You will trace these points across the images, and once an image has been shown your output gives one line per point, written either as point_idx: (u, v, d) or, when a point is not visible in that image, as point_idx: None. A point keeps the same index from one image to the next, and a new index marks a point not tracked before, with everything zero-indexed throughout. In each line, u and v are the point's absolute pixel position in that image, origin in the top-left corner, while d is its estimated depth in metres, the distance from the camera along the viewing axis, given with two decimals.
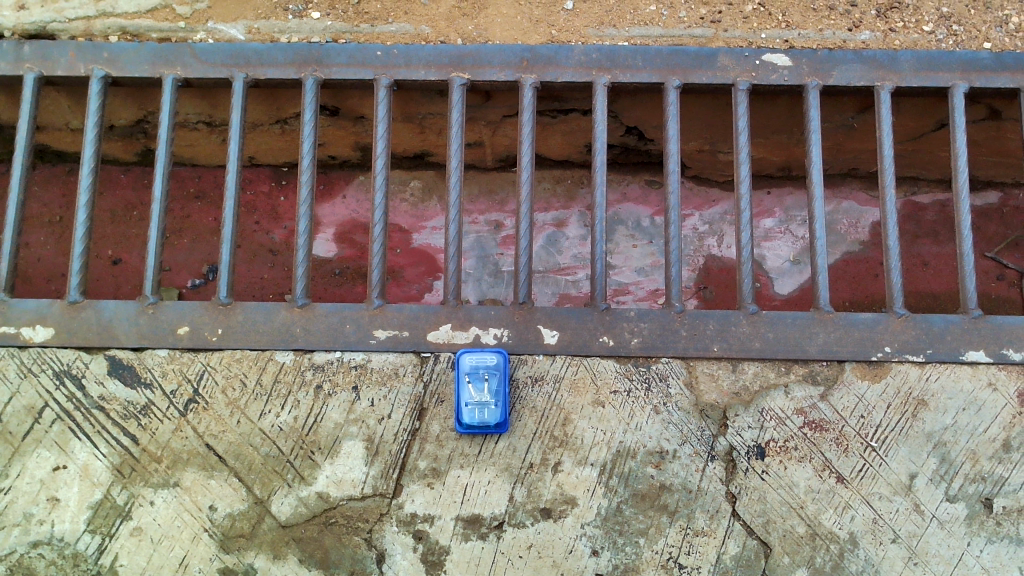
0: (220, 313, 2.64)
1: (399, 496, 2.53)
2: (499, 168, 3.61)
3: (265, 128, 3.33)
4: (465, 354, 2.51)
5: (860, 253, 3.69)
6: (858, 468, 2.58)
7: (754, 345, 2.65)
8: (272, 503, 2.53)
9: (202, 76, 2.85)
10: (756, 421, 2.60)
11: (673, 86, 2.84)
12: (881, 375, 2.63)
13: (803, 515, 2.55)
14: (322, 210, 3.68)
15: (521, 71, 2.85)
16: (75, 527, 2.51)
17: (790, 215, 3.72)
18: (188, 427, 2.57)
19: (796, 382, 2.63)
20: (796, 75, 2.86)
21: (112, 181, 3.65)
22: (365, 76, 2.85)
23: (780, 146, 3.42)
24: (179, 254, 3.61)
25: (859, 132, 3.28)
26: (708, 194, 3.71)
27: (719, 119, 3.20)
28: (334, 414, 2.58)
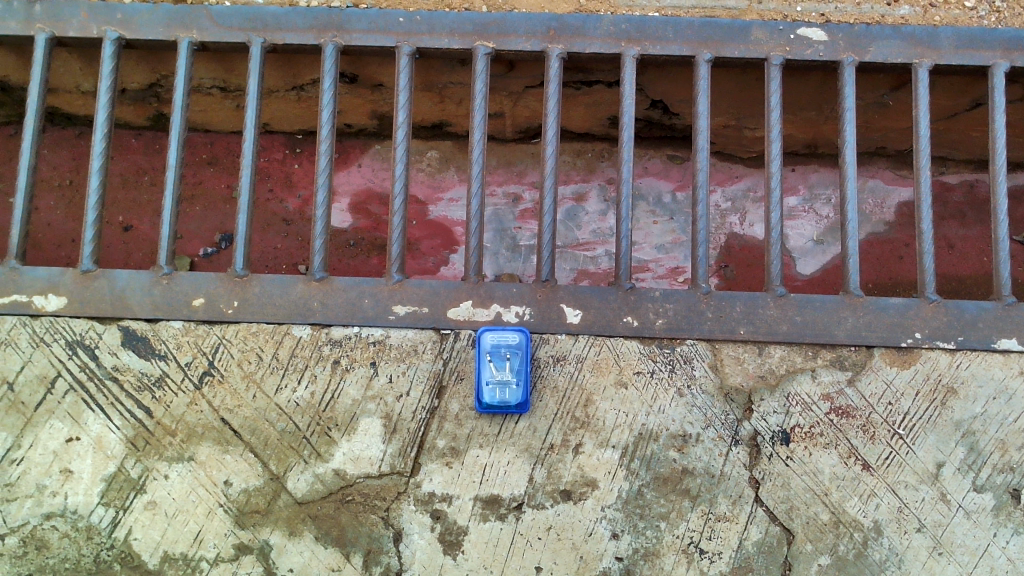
0: (236, 286, 2.58)
1: (417, 475, 2.50)
2: (519, 140, 3.53)
3: (281, 94, 3.25)
4: (486, 333, 2.45)
5: (884, 234, 3.62)
6: (885, 455, 2.53)
7: (781, 328, 2.59)
8: (289, 479, 2.49)
9: (219, 40, 2.77)
10: (782, 406, 2.55)
11: (704, 60, 2.74)
12: (910, 361, 2.58)
13: (827, 502, 2.51)
14: (337, 179, 3.60)
15: (548, 41, 2.75)
16: (89, 500, 2.47)
17: (814, 193, 3.65)
18: (203, 401, 2.53)
19: (823, 366, 2.58)
20: (832, 50, 2.77)
21: (123, 146, 3.58)
22: (386, 43, 2.75)
23: (808, 123, 3.34)
24: (191, 222, 3.54)
25: (892, 109, 3.19)
26: (731, 170, 3.63)
27: (748, 94, 3.11)
28: (351, 390, 2.53)
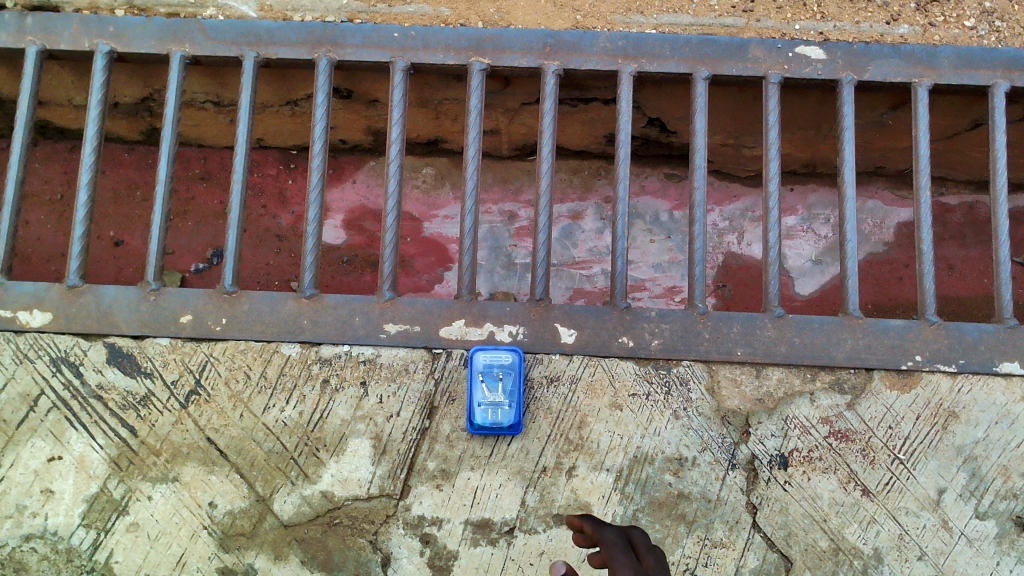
0: (224, 302, 2.54)
1: (406, 498, 2.44)
2: (515, 157, 3.50)
3: (275, 109, 3.22)
4: (477, 351, 2.42)
5: (884, 255, 3.58)
6: (885, 481, 2.47)
7: (779, 350, 2.54)
8: (275, 501, 2.43)
9: (211, 54, 2.74)
10: (780, 430, 2.50)
11: (702, 78, 2.71)
12: (911, 385, 2.53)
13: (826, 529, 2.45)
14: (331, 195, 3.56)
15: (544, 57, 2.72)
16: (69, 521, 2.41)
17: (813, 213, 3.61)
18: (189, 419, 2.47)
19: (822, 390, 2.53)
20: (830, 69, 2.74)
21: (115, 160, 3.55)
22: (380, 58, 2.72)
23: (807, 142, 3.31)
24: (182, 237, 3.50)
25: (892, 129, 3.17)
26: (729, 189, 3.60)
27: (747, 113, 3.09)
28: (340, 411, 2.48)
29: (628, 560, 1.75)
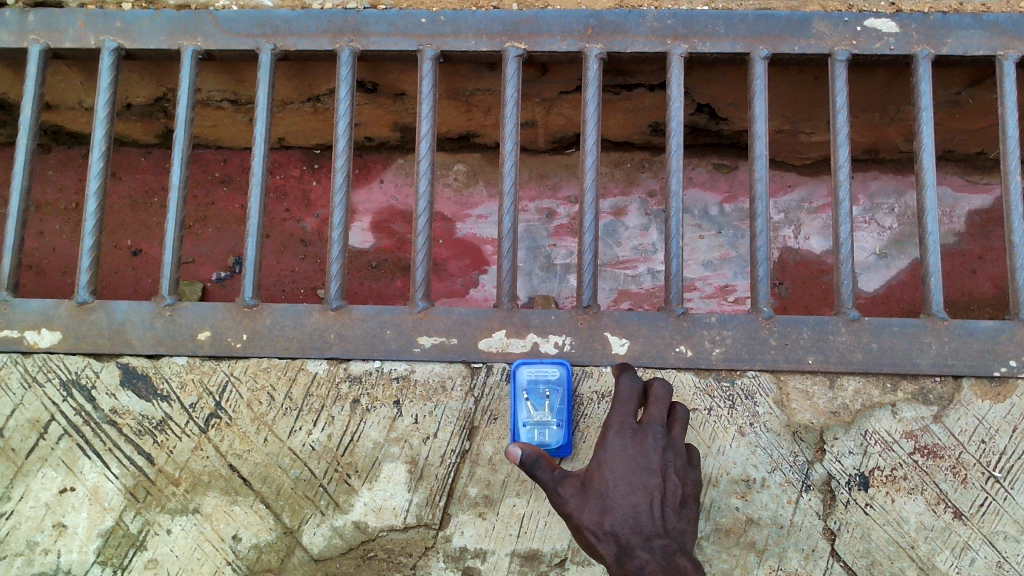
0: (245, 317, 2.34)
1: (446, 527, 2.22)
2: (552, 151, 3.27)
3: (296, 106, 3.02)
4: (520, 366, 2.19)
5: (955, 246, 3.29)
6: (980, 502, 2.22)
7: (855, 357, 2.29)
8: (304, 534, 2.23)
9: (225, 48, 2.54)
10: (859, 446, 2.25)
11: (760, 57, 2.46)
12: (1005, 394, 2.27)
13: (914, 556, 2.20)
14: (357, 196, 3.36)
15: (585, 40, 2.48)
16: (83, 558, 2.23)
17: (876, 202, 3.34)
18: (210, 445, 2.28)
19: (904, 401, 2.28)
20: (904, 43, 2.47)
21: (131, 164, 3.38)
22: (407, 46, 2.51)
23: (870, 125, 3.04)
24: (203, 244, 3.32)
25: (967, 108, 2.89)
26: (783, 178, 3.33)
27: (806, 95, 2.82)
28: (372, 433, 2.27)
29: (626, 412, 1.90)
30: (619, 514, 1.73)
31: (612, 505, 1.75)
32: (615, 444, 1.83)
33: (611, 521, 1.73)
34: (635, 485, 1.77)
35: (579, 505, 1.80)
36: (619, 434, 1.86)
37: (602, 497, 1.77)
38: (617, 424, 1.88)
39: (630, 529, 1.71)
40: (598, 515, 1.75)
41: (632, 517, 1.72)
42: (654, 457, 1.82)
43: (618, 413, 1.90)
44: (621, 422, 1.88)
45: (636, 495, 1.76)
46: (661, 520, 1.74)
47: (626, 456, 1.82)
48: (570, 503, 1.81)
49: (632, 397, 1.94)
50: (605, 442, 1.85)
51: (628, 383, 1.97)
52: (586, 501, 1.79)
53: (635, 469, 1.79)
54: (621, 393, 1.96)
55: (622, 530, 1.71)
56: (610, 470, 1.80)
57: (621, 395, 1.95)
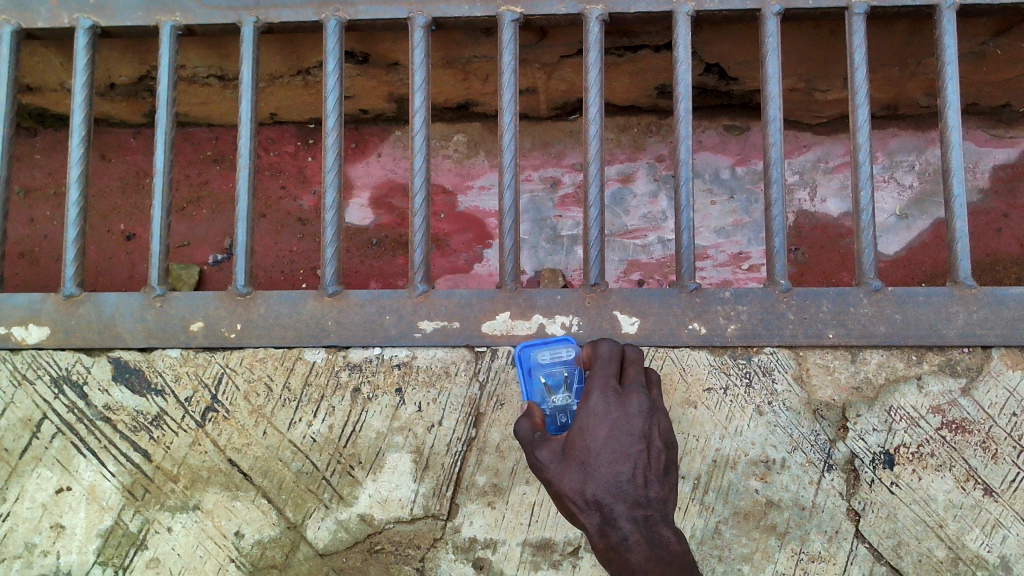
0: (238, 306, 2.24)
1: (454, 518, 2.15)
2: (555, 117, 3.13)
3: (286, 80, 2.89)
4: (529, 349, 2.00)
5: (979, 204, 3.15)
6: (1011, 478, 2.12)
7: (878, 330, 2.17)
8: (308, 528, 2.16)
9: (206, 23, 2.41)
10: (883, 423, 2.15)
11: (772, 13, 2.31)
12: None
13: (943, 536, 2.10)
14: (355, 171, 3.24)
15: (585, 1, 2.34)
16: (83, 559, 2.17)
17: (896, 160, 3.19)
18: (208, 440, 2.20)
19: (931, 374, 2.17)
20: None
21: (121, 146, 3.27)
22: (398, 15, 2.37)
23: (889, 80, 2.89)
24: (198, 226, 3.23)
25: (992, 59, 2.73)
26: (798, 138, 3.19)
27: (821, 50, 2.67)
28: (375, 422, 2.19)
29: (607, 374, 1.85)
30: (601, 481, 1.68)
31: (594, 473, 1.69)
32: (598, 408, 1.76)
33: (593, 490, 1.68)
34: (619, 454, 1.71)
35: (559, 471, 1.74)
36: (602, 398, 1.79)
37: (583, 464, 1.71)
38: (600, 385, 1.82)
39: (613, 496, 1.67)
40: (580, 483, 1.70)
41: (615, 486, 1.67)
42: (638, 422, 1.76)
43: (598, 376, 1.85)
44: (603, 383, 1.83)
45: (621, 463, 1.70)
46: (643, 486, 1.69)
47: (609, 421, 1.75)
48: (550, 470, 1.75)
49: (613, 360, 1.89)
50: (587, 404, 1.78)
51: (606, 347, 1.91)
52: (566, 467, 1.73)
53: (620, 435, 1.73)
54: (602, 355, 1.91)
55: (606, 500, 1.67)
56: (592, 437, 1.73)
57: (600, 357, 1.90)
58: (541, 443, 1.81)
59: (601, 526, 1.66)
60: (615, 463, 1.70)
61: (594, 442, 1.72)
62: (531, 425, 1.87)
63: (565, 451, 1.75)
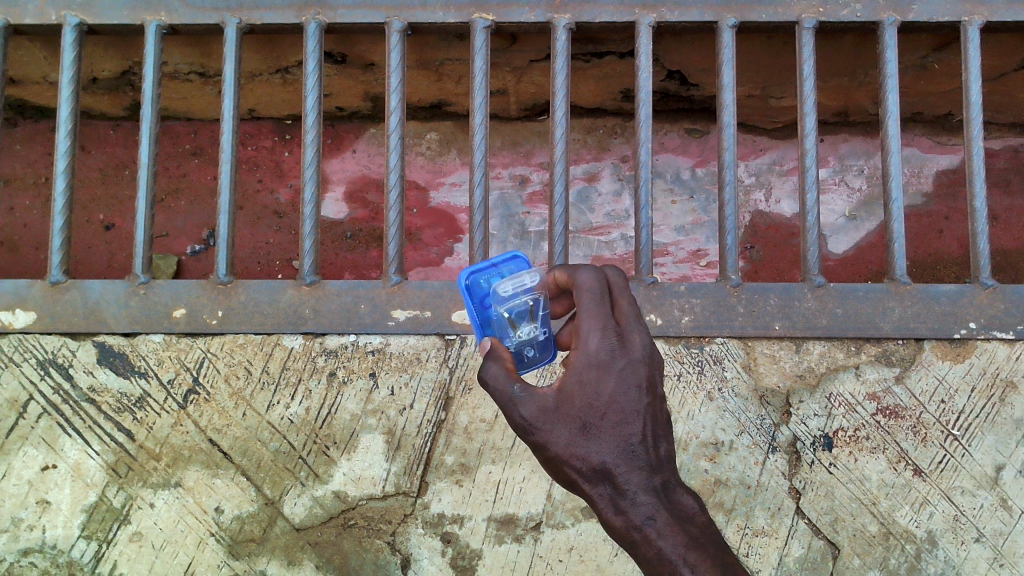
0: (219, 293, 2.35)
1: (424, 495, 2.28)
2: (524, 118, 3.27)
3: (265, 78, 3.00)
4: (476, 276, 1.71)
5: (923, 207, 3.35)
6: (939, 459, 2.30)
7: (820, 322, 2.34)
8: (285, 504, 2.28)
9: (190, 22, 2.51)
10: (823, 408, 2.32)
11: (728, 26, 2.47)
12: (964, 355, 2.34)
13: (876, 512, 2.28)
14: (330, 166, 3.36)
15: (553, 11, 2.48)
16: (68, 533, 2.27)
17: (845, 164, 3.38)
18: (189, 420, 2.31)
19: (868, 363, 2.34)
20: (870, 10, 2.48)
21: (101, 138, 3.35)
22: (375, 19, 2.49)
23: (839, 89, 3.07)
24: (176, 218, 3.32)
25: (933, 72, 2.92)
26: (755, 142, 3.37)
27: (775, 61, 2.84)
28: (350, 405, 2.32)
29: (603, 313, 1.57)
30: (612, 445, 1.54)
31: (603, 437, 1.55)
32: (598, 362, 1.56)
33: (601, 456, 1.54)
34: (628, 412, 1.56)
35: (560, 432, 1.55)
36: (603, 342, 1.56)
37: (589, 426, 1.55)
38: (598, 328, 1.57)
39: (627, 463, 1.54)
40: (589, 455, 1.54)
41: (626, 450, 1.54)
42: (643, 372, 1.58)
43: (591, 325, 1.57)
44: (600, 326, 1.57)
45: (631, 422, 1.56)
46: (655, 452, 1.57)
47: (616, 375, 1.56)
48: (547, 432, 1.55)
49: (603, 301, 1.58)
50: (587, 349, 1.56)
51: (591, 281, 1.58)
52: (563, 430, 1.55)
53: (627, 388, 1.56)
54: (587, 290, 1.58)
55: (620, 474, 1.53)
56: (598, 391, 1.55)
57: (588, 305, 1.58)
58: (522, 399, 1.57)
59: (616, 504, 1.54)
60: (625, 426, 1.55)
61: (598, 405, 1.55)
62: (505, 380, 1.59)
63: (558, 411, 1.55)
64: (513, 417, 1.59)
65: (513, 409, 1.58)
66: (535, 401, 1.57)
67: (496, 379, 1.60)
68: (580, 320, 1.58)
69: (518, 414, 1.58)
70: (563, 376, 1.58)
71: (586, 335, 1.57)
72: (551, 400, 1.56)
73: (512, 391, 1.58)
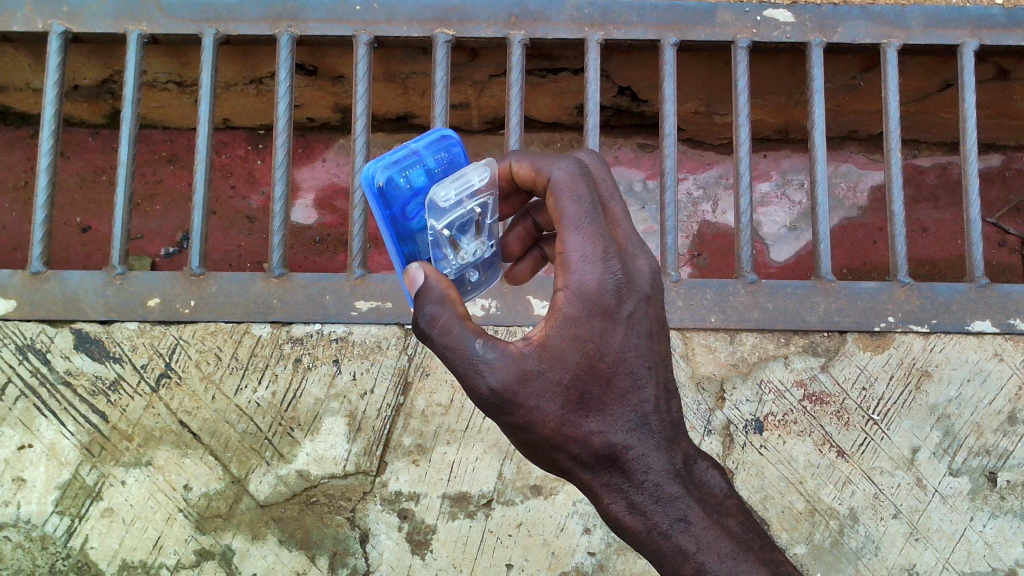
0: (192, 284, 2.49)
1: (383, 474, 2.43)
2: (486, 131, 3.47)
3: (239, 88, 3.18)
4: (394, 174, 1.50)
5: (858, 219, 3.57)
6: (860, 441, 2.49)
7: (752, 315, 2.53)
8: (250, 482, 2.41)
9: (169, 32, 2.69)
10: (755, 394, 2.51)
11: (669, 44, 2.69)
12: (884, 346, 2.53)
13: (802, 490, 2.46)
14: (301, 174, 3.53)
15: (509, 28, 2.68)
16: (42, 509, 2.38)
17: (787, 179, 3.61)
18: (161, 403, 2.45)
19: (796, 353, 2.53)
20: (799, 32, 2.72)
21: (80, 145, 3.50)
22: (344, 32, 2.68)
23: (778, 107, 3.30)
24: (151, 221, 3.46)
25: (862, 91, 3.17)
26: (702, 157, 3.59)
27: (716, 78, 3.07)
28: (314, 389, 2.47)
29: (600, 229, 1.53)
30: (628, 411, 1.56)
31: (616, 405, 1.55)
32: (599, 310, 1.52)
33: (614, 426, 1.55)
34: (641, 371, 1.56)
35: (564, 391, 1.51)
36: (606, 272, 1.52)
37: (597, 389, 1.53)
38: (595, 245, 1.52)
39: (640, 430, 1.56)
40: (597, 430, 1.54)
41: (640, 418, 1.56)
42: (650, 319, 1.57)
43: (586, 262, 1.52)
44: (600, 253, 1.52)
45: (643, 384, 1.57)
46: (666, 418, 1.60)
47: (626, 329, 1.54)
48: (545, 396, 1.50)
49: (595, 230, 1.53)
50: (586, 280, 1.51)
51: (581, 203, 1.54)
52: (557, 398, 1.51)
53: (636, 338, 1.55)
54: (577, 198, 1.54)
55: (634, 454, 1.56)
56: (608, 344, 1.53)
57: (582, 235, 1.52)
58: (498, 364, 1.48)
59: (624, 489, 1.59)
60: (630, 389, 1.55)
61: (604, 364, 1.53)
62: (463, 340, 1.47)
63: (550, 376, 1.50)
64: (478, 386, 1.48)
65: (477, 378, 1.47)
66: (511, 366, 1.48)
67: (454, 341, 1.47)
68: (570, 254, 1.52)
69: (484, 383, 1.47)
70: (546, 330, 1.51)
71: (581, 276, 1.51)
72: (540, 363, 1.49)
73: (476, 352, 1.47)
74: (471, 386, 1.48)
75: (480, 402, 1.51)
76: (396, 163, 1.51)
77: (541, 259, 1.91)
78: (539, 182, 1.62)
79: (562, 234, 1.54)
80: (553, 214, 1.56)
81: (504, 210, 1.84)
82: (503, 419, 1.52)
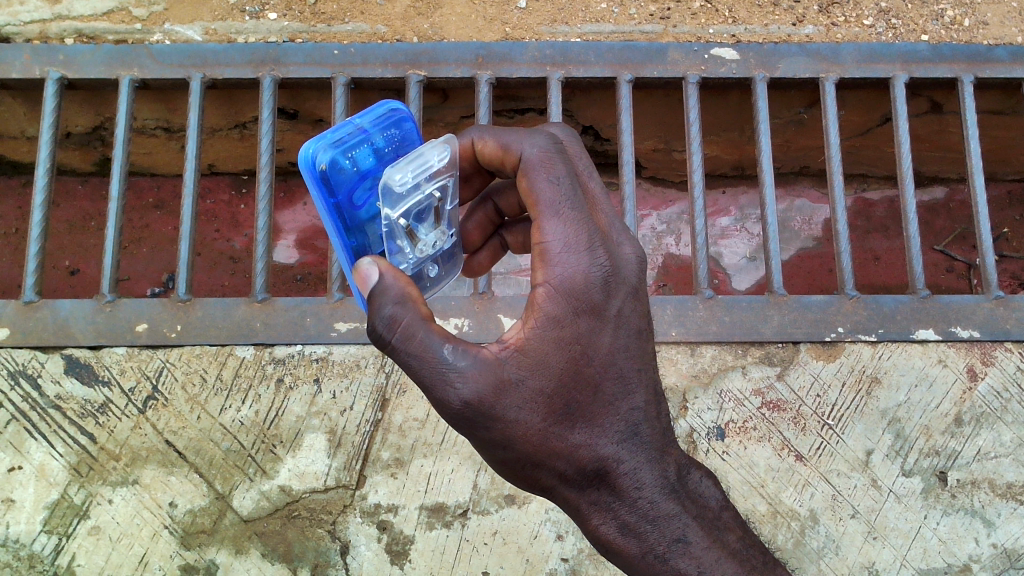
0: (179, 309, 2.62)
1: (362, 487, 2.53)
2: None
3: (224, 133, 3.36)
4: (339, 157, 1.63)
5: (814, 249, 3.76)
6: (817, 445, 2.63)
7: (711, 329, 2.68)
8: (234, 498, 2.51)
9: (159, 76, 2.87)
10: (716, 403, 2.65)
11: (624, 81, 2.90)
12: (835, 355, 2.69)
13: (764, 494, 2.59)
14: (283, 217, 3.69)
15: (476, 68, 2.89)
16: (31, 528, 2.48)
17: (745, 213, 3.80)
18: (147, 424, 2.55)
19: (753, 363, 2.68)
20: (744, 68, 2.94)
21: (70, 193, 3.66)
22: (322, 74, 2.87)
23: (732, 143, 3.53)
24: (138, 263, 3.58)
25: (808, 126, 3.39)
26: (664, 194, 3.81)
27: (672, 116, 3.28)
28: (295, 408, 2.58)
29: (581, 216, 1.60)
30: (616, 421, 1.67)
31: (602, 415, 1.65)
32: (580, 308, 1.59)
33: (605, 437, 1.66)
34: (627, 378, 1.67)
35: (547, 399, 1.59)
36: (591, 265, 1.60)
37: (579, 399, 1.62)
38: (577, 232, 1.59)
39: (629, 441, 1.69)
40: (584, 441, 1.65)
41: (628, 427, 1.68)
42: (633, 322, 1.66)
43: (564, 253, 1.58)
44: (584, 243, 1.60)
45: (630, 395, 1.68)
46: (655, 429, 1.73)
47: (612, 334, 1.63)
48: (526, 408, 1.58)
49: (572, 216, 1.60)
50: (569, 270, 1.59)
51: (558, 184, 1.61)
52: (538, 409, 1.59)
53: (621, 346, 1.65)
54: (556, 184, 1.61)
55: (622, 466, 1.69)
56: (595, 350, 1.62)
57: (561, 223, 1.59)
58: (471, 374, 1.54)
59: (610, 502, 1.73)
60: (611, 395, 1.65)
61: (586, 371, 1.61)
62: (432, 348, 1.52)
63: (529, 386, 1.57)
64: (449, 398, 1.53)
65: (448, 389, 1.53)
66: (485, 376, 1.54)
67: (420, 348, 1.52)
68: (551, 244, 1.58)
69: (457, 394, 1.53)
70: (525, 333, 1.58)
71: (561, 269, 1.58)
72: (518, 372, 1.56)
73: (446, 360, 1.53)
74: (444, 399, 1.53)
75: (452, 415, 1.56)
76: (339, 143, 1.63)
77: (498, 247, 2.09)
78: (507, 156, 1.69)
79: (539, 220, 1.60)
80: (527, 196, 1.63)
81: (465, 198, 2.00)
82: (479, 431, 1.59)
